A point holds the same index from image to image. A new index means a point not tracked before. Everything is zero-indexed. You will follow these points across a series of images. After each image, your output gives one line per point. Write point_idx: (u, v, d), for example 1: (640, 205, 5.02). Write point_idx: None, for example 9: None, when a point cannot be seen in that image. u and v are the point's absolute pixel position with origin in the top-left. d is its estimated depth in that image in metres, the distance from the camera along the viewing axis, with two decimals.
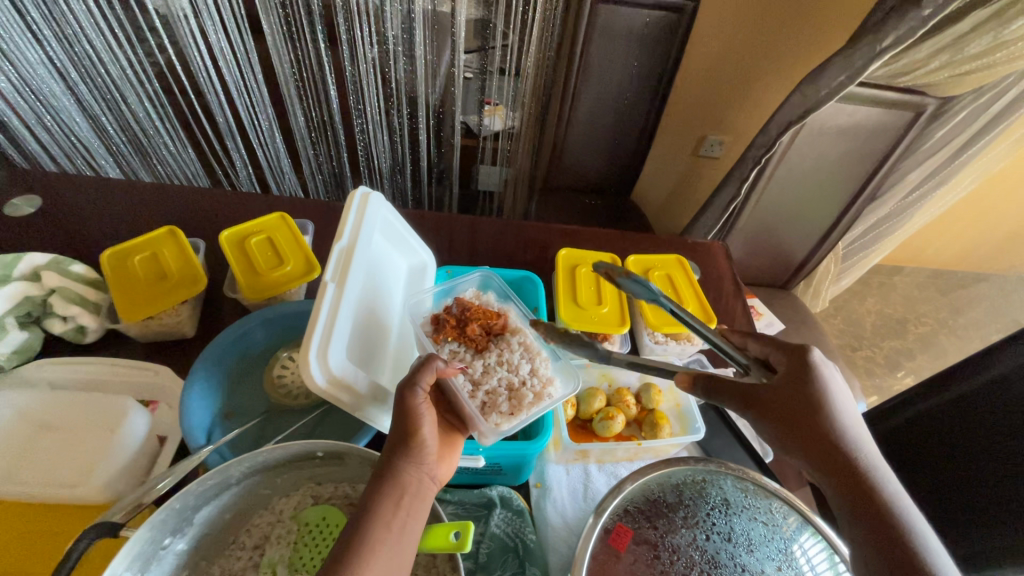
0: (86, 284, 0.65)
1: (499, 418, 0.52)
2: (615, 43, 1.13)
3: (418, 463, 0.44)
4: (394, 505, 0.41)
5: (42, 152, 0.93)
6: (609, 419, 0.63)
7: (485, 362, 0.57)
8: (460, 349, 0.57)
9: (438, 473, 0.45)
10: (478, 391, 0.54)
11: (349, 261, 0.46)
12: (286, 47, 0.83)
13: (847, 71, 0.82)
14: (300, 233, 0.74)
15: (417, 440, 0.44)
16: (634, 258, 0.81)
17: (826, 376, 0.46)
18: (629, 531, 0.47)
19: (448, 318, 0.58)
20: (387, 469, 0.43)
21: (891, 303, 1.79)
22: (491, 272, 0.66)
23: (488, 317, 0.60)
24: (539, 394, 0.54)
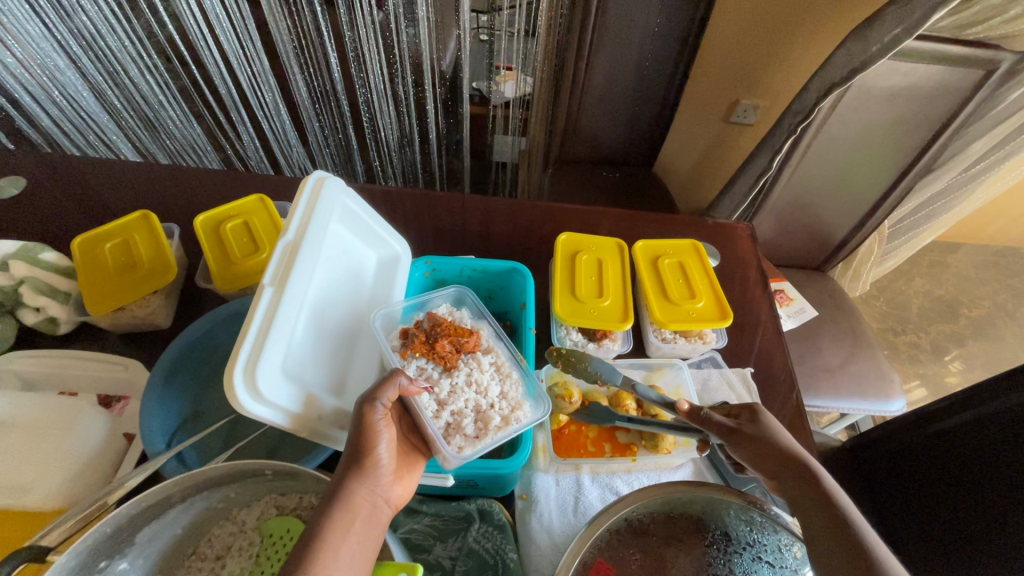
0: (59, 273, 0.62)
1: (462, 442, 0.47)
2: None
3: (372, 483, 0.40)
4: (346, 529, 0.37)
5: (56, 129, 0.90)
6: (564, 398, 0.59)
7: (453, 382, 0.50)
8: (427, 367, 0.51)
9: (393, 496, 0.42)
10: (442, 412, 0.48)
11: (293, 258, 0.41)
12: (282, 12, 0.75)
13: (902, 24, 0.70)
14: (278, 217, 0.69)
15: (374, 458, 0.40)
16: (642, 244, 0.73)
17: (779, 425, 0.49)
18: (609, 569, 0.42)
19: (417, 332, 0.53)
20: (339, 488, 0.39)
21: (943, 284, 1.63)
22: (466, 287, 0.60)
23: (459, 334, 0.54)
24: (507, 418, 0.49)
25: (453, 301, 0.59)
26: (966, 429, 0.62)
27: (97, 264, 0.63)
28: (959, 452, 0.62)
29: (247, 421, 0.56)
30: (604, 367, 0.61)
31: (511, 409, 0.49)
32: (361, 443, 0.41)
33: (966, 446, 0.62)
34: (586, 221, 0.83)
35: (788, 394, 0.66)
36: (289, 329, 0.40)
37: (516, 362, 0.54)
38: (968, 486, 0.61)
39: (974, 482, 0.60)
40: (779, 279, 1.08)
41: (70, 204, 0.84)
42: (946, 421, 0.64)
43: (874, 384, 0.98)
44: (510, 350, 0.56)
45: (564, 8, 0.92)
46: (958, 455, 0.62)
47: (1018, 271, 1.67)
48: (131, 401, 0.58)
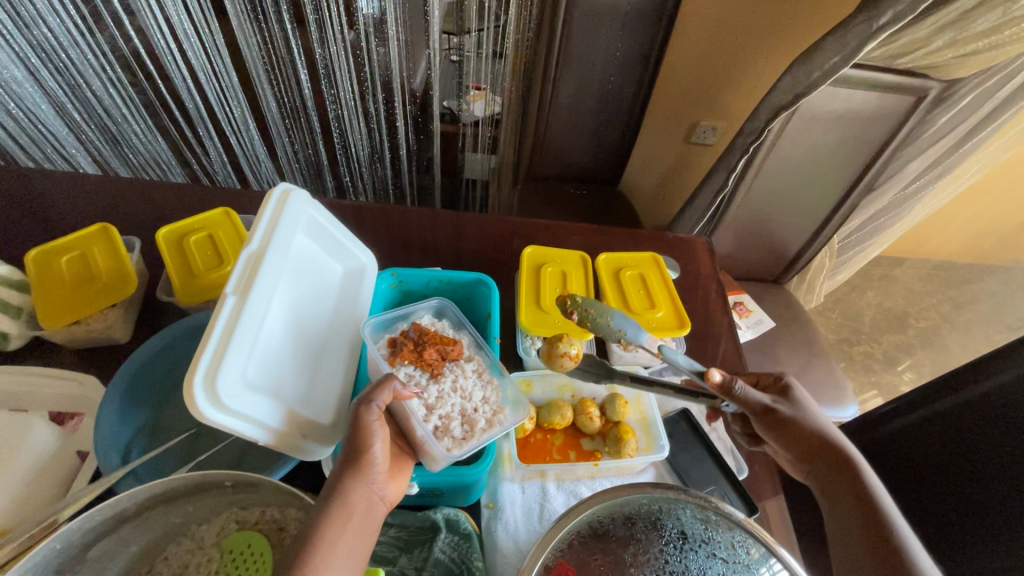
0: (11, 286, 0.60)
1: (451, 443, 0.49)
2: (601, 25, 1.06)
3: (368, 481, 0.41)
4: (342, 527, 0.37)
5: (9, 141, 0.88)
6: (564, 355, 0.58)
7: (440, 388, 0.53)
8: (415, 373, 0.54)
9: (388, 496, 0.42)
10: (431, 415, 0.51)
11: (256, 268, 0.41)
12: (252, 29, 0.76)
13: (841, 52, 0.76)
14: (244, 230, 0.69)
15: (370, 457, 0.41)
16: (605, 256, 0.76)
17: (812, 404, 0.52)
18: (571, 569, 0.43)
19: (406, 340, 0.56)
20: (337, 487, 0.39)
21: (891, 295, 1.73)
22: (447, 300, 0.62)
23: (444, 342, 0.57)
24: (491, 421, 0.52)
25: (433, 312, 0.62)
26: None
27: (55, 277, 0.62)
28: None
29: (210, 433, 0.55)
30: (627, 326, 0.60)
31: (494, 415, 0.52)
32: (358, 442, 0.41)
33: None
34: (552, 235, 0.86)
35: None
36: (253, 337, 0.40)
37: (495, 370, 0.57)
38: None
39: None
40: (739, 292, 1.12)
41: (21, 217, 0.82)
42: None
43: (829, 392, 1.03)
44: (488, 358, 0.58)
45: (531, 31, 0.97)
46: None
47: (958, 283, 1.78)
48: (86, 417, 0.55)
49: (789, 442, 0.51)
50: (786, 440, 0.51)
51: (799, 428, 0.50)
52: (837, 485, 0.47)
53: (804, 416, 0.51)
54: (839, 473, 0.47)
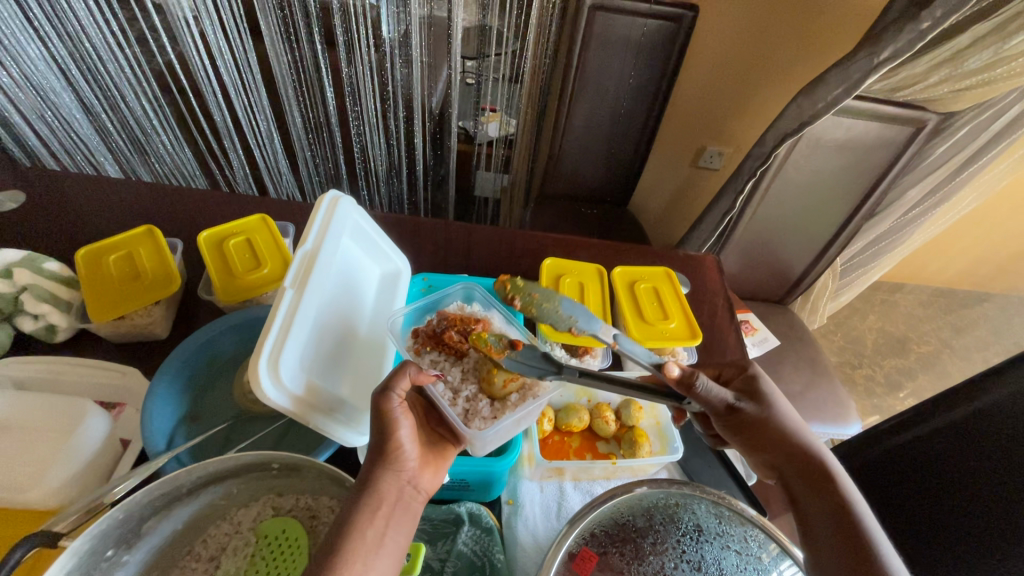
0: (59, 281, 0.64)
1: (482, 424, 0.48)
2: (613, 51, 1.11)
3: (398, 470, 0.43)
4: (372, 515, 0.40)
5: (43, 147, 0.93)
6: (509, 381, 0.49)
7: (465, 369, 0.52)
8: (439, 359, 0.53)
9: (422, 485, 0.45)
10: (458, 398, 0.49)
11: (310, 267, 0.45)
12: (284, 49, 0.82)
13: (844, 84, 0.82)
14: (280, 236, 0.73)
15: (397, 447, 0.43)
16: (620, 270, 0.79)
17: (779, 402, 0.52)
18: (593, 557, 0.45)
19: (426, 329, 0.55)
20: (368, 476, 0.41)
21: (892, 320, 1.76)
22: (473, 282, 0.62)
23: (467, 322, 0.54)
24: (525, 393, 0.50)
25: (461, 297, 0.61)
26: (920, 442, 0.70)
27: (102, 274, 0.65)
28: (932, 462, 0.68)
29: (245, 426, 0.58)
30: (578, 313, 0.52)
31: (529, 387, 0.51)
32: (384, 430, 0.43)
33: (927, 454, 0.69)
34: (564, 248, 0.89)
35: None
36: (308, 329, 0.43)
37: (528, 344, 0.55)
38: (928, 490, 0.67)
39: (939, 490, 0.66)
40: (746, 311, 1.16)
41: (58, 218, 0.85)
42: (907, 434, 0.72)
43: (832, 409, 1.05)
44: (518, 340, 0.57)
45: (547, 58, 1.03)
46: (926, 464, 0.68)
47: (957, 309, 1.82)
48: (127, 407, 0.59)
49: (758, 445, 0.50)
50: (754, 441, 0.50)
51: (764, 430, 0.50)
52: (802, 483, 0.47)
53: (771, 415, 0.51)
54: (803, 473, 0.47)
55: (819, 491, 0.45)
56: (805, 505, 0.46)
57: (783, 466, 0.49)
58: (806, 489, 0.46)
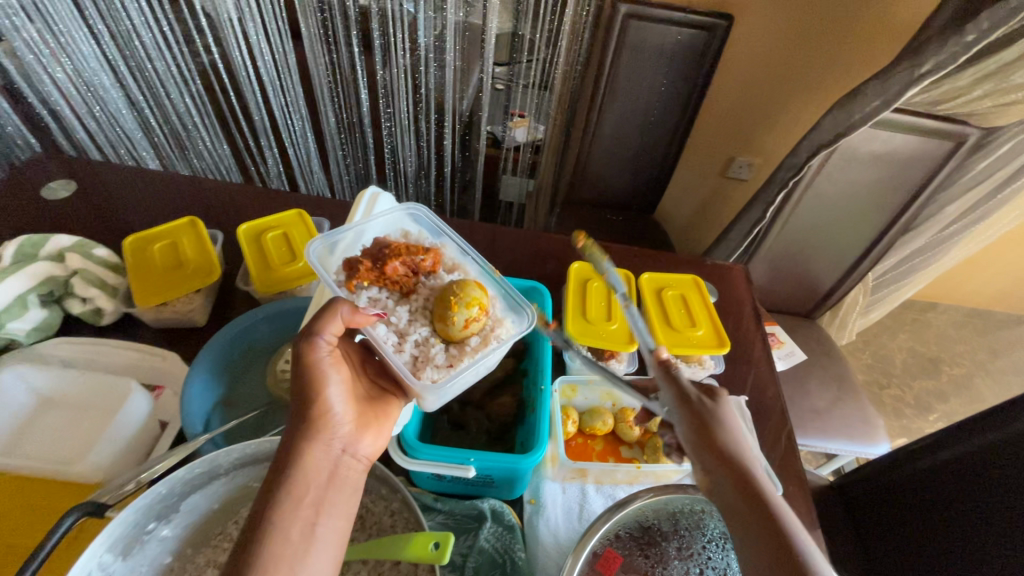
0: (107, 267, 0.67)
1: (435, 372, 0.47)
2: (644, 59, 1.12)
3: (325, 441, 0.44)
4: (297, 504, 0.40)
5: (88, 141, 0.96)
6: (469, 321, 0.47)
7: (411, 307, 0.50)
8: (381, 295, 0.50)
9: (360, 452, 0.46)
10: (406, 343, 0.48)
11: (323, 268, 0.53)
12: (322, 49, 0.87)
13: (882, 96, 0.82)
14: (315, 231, 0.75)
15: (325, 417, 0.44)
16: (648, 275, 0.79)
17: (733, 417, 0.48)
18: (618, 558, 0.45)
19: (363, 260, 0.50)
20: (292, 454, 0.42)
21: (924, 340, 1.71)
22: (416, 206, 0.58)
23: (413, 253, 0.51)
24: (486, 337, 0.49)
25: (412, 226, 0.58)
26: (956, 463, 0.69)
27: (146, 261, 0.68)
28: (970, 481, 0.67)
29: (277, 412, 0.58)
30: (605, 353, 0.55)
31: (487, 328, 0.50)
32: (309, 395, 0.44)
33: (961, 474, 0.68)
34: (590, 253, 0.90)
35: (783, 424, 0.71)
36: None
37: (484, 274, 0.55)
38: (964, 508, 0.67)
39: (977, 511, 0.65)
40: (773, 324, 1.14)
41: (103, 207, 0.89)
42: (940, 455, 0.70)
43: (859, 428, 1.03)
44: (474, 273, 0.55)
45: (578, 65, 1.04)
46: (966, 484, 0.67)
47: (993, 330, 1.76)
48: (165, 391, 0.60)
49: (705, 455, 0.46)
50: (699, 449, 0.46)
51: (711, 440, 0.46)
52: (742, 505, 0.43)
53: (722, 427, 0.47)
54: (748, 499, 0.43)
55: (759, 521, 0.42)
56: (748, 541, 0.42)
57: (729, 489, 0.44)
58: (753, 522, 0.42)
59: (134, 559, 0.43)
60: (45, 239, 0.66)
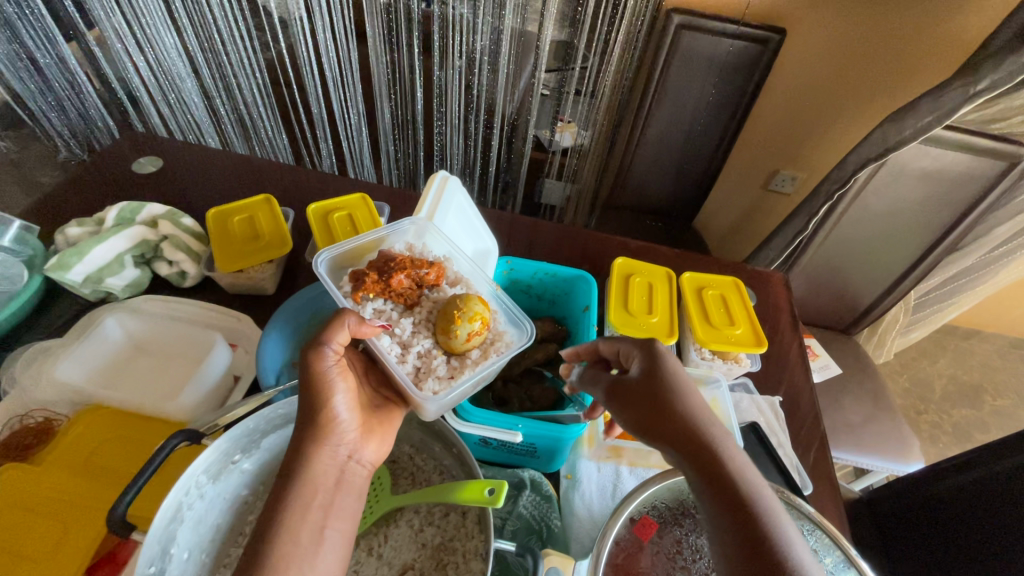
0: (193, 235, 0.74)
1: (436, 384, 0.50)
2: (693, 70, 1.15)
3: (333, 445, 0.45)
4: (307, 506, 0.42)
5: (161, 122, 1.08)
6: (470, 335, 0.51)
7: (413, 320, 0.53)
8: (386, 307, 0.52)
9: (363, 458, 0.48)
10: (408, 355, 0.51)
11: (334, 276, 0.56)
12: (384, 51, 0.93)
13: (934, 113, 0.82)
14: (376, 214, 0.81)
15: (334, 420, 0.45)
16: (689, 274, 0.80)
17: (674, 371, 0.48)
18: (653, 525, 0.48)
19: (369, 273, 0.52)
20: (301, 456, 0.43)
21: (966, 368, 1.66)
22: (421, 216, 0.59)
23: (419, 267, 0.53)
24: (487, 350, 0.53)
25: (413, 234, 0.59)
26: (991, 481, 0.68)
27: (226, 231, 0.75)
28: (1004, 502, 0.66)
29: None
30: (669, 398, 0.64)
31: (487, 343, 0.53)
32: (322, 404, 0.45)
33: (993, 493, 0.67)
34: (630, 252, 0.92)
35: (816, 428, 0.72)
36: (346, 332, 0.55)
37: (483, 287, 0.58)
38: (996, 523, 0.66)
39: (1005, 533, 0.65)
40: (808, 336, 1.14)
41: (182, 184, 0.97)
42: (974, 471, 0.70)
43: (892, 445, 1.03)
44: (473, 282, 0.58)
45: (628, 74, 1.08)
46: (996, 501, 0.67)
47: None
48: (238, 348, 0.66)
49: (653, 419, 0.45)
50: (647, 415, 0.46)
51: (657, 403, 0.46)
52: (693, 466, 0.43)
53: (665, 387, 0.46)
54: (697, 459, 0.43)
55: (707, 476, 0.42)
56: (698, 495, 0.42)
57: (674, 450, 0.44)
58: (696, 478, 0.42)
59: (221, 485, 0.48)
60: (141, 207, 0.73)
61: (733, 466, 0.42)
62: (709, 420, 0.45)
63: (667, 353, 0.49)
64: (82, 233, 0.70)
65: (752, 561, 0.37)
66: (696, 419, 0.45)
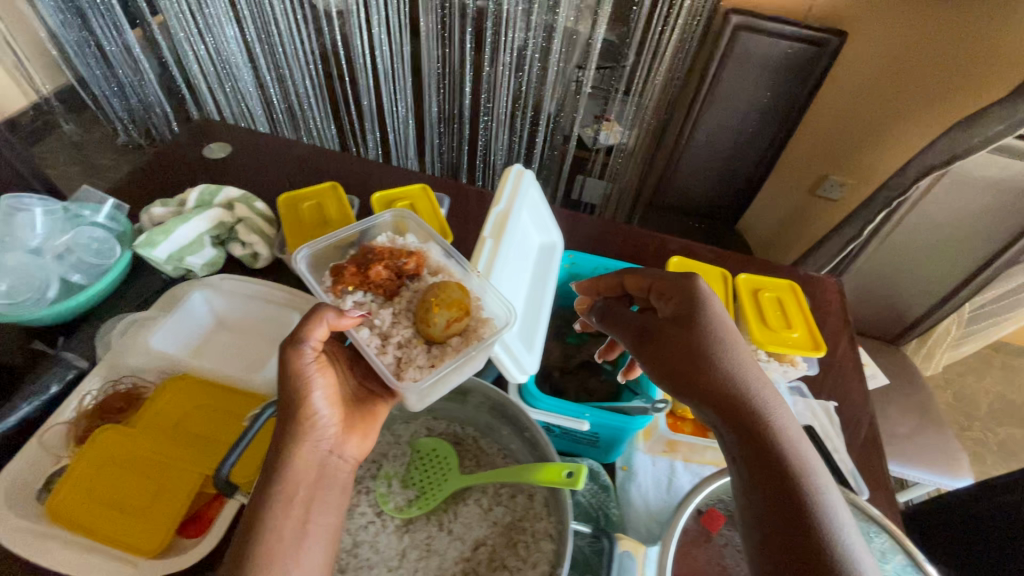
0: (265, 219, 0.77)
1: (416, 373, 0.49)
2: (747, 71, 1.14)
3: (315, 439, 0.47)
4: (290, 503, 0.44)
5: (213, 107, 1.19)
6: (452, 320, 0.49)
7: (395, 310, 0.53)
8: (367, 298, 0.53)
9: (346, 453, 0.50)
10: (388, 346, 0.50)
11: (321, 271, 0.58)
12: (437, 45, 0.98)
13: (1006, 121, 0.80)
14: (437, 205, 0.82)
15: (312, 414, 0.47)
16: (744, 276, 0.80)
17: (706, 311, 0.50)
18: (721, 517, 0.49)
19: (348, 266, 0.54)
20: (282, 451, 0.46)
21: (1015, 386, 1.61)
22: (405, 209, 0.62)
23: (399, 257, 0.55)
24: (474, 334, 0.51)
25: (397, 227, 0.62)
26: None
27: (296, 216, 0.78)
28: None
29: None
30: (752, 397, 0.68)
31: (472, 329, 0.51)
32: (299, 399, 0.47)
33: None
34: (682, 252, 0.93)
35: (871, 436, 0.72)
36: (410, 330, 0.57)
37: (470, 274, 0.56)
38: None
39: None
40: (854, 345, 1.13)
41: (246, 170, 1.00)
42: None
43: (940, 459, 1.01)
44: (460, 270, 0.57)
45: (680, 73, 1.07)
46: None
47: None
48: None
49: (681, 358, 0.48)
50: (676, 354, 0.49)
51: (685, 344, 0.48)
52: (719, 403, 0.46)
53: (697, 328, 0.49)
54: (723, 396, 0.46)
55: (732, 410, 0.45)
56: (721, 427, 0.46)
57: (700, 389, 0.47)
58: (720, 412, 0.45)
59: None
60: (218, 190, 0.77)
61: (771, 419, 0.44)
62: (738, 358, 0.47)
63: (701, 293, 0.51)
64: (166, 212, 0.73)
65: (770, 487, 0.41)
66: (724, 358, 0.47)
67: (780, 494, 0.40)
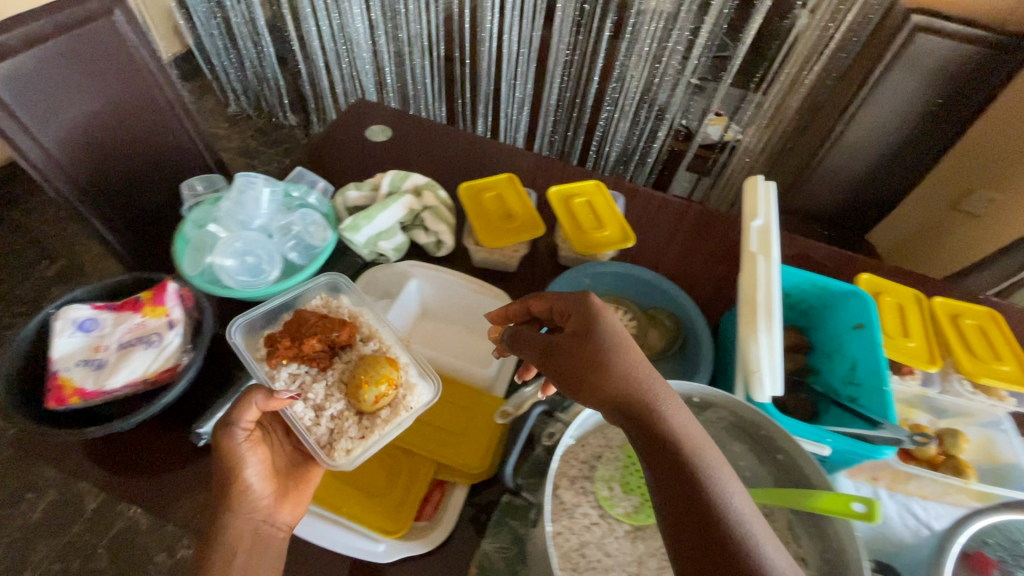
0: (448, 208, 0.78)
1: (349, 444, 0.54)
2: (915, 74, 1.05)
3: (248, 512, 0.50)
4: (227, 564, 0.48)
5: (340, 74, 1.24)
6: (379, 395, 0.54)
7: (327, 383, 0.57)
8: (301, 370, 0.56)
9: (279, 520, 0.51)
10: (321, 417, 0.55)
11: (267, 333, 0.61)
12: None
13: None
14: (613, 201, 0.81)
15: (244, 486, 0.50)
16: (941, 300, 0.75)
17: (600, 324, 0.45)
18: (992, 562, 0.49)
19: (282, 338, 0.57)
20: (219, 525, 0.49)
21: None
22: (336, 273, 0.64)
23: (332, 329, 0.58)
24: (397, 409, 0.56)
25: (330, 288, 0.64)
26: None
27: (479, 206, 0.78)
28: None
29: None
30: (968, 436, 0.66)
31: (399, 401, 0.56)
32: (229, 476, 0.50)
33: None
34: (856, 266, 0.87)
35: None
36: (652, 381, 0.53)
37: (400, 346, 0.60)
38: None
39: None
40: None
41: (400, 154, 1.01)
42: None
43: None
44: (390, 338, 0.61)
45: None
46: None
47: None
48: None
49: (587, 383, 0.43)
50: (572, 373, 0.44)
51: (587, 360, 0.43)
52: (631, 424, 0.41)
53: (591, 338, 0.44)
54: (634, 418, 0.40)
55: (644, 432, 0.40)
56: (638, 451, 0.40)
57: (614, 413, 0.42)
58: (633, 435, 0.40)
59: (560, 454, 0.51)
60: (405, 176, 0.78)
61: (680, 436, 0.39)
62: (640, 374, 0.42)
63: (599, 309, 0.46)
64: (360, 196, 0.76)
65: (688, 521, 0.35)
66: (625, 371, 0.42)
67: (694, 526, 0.35)
